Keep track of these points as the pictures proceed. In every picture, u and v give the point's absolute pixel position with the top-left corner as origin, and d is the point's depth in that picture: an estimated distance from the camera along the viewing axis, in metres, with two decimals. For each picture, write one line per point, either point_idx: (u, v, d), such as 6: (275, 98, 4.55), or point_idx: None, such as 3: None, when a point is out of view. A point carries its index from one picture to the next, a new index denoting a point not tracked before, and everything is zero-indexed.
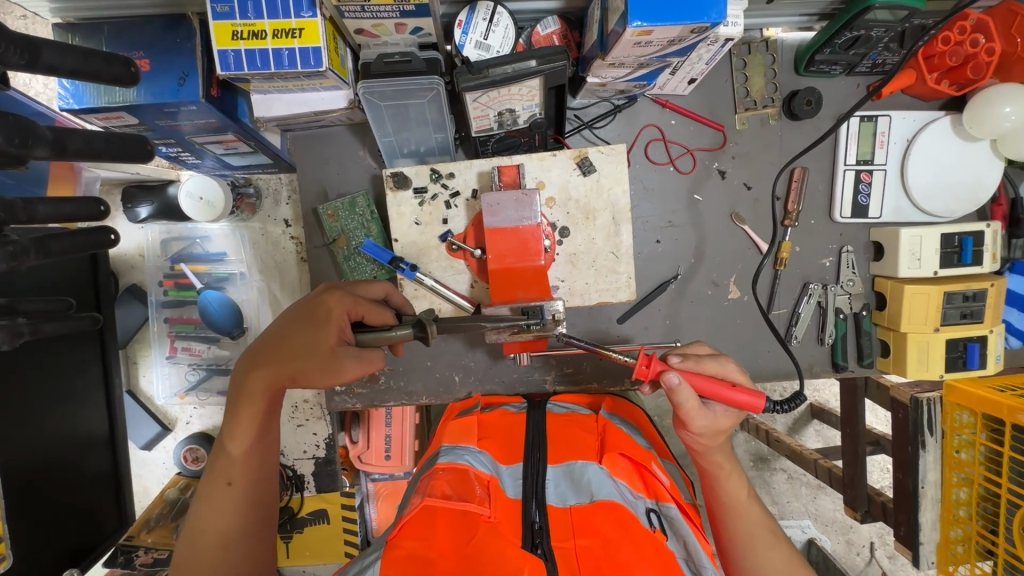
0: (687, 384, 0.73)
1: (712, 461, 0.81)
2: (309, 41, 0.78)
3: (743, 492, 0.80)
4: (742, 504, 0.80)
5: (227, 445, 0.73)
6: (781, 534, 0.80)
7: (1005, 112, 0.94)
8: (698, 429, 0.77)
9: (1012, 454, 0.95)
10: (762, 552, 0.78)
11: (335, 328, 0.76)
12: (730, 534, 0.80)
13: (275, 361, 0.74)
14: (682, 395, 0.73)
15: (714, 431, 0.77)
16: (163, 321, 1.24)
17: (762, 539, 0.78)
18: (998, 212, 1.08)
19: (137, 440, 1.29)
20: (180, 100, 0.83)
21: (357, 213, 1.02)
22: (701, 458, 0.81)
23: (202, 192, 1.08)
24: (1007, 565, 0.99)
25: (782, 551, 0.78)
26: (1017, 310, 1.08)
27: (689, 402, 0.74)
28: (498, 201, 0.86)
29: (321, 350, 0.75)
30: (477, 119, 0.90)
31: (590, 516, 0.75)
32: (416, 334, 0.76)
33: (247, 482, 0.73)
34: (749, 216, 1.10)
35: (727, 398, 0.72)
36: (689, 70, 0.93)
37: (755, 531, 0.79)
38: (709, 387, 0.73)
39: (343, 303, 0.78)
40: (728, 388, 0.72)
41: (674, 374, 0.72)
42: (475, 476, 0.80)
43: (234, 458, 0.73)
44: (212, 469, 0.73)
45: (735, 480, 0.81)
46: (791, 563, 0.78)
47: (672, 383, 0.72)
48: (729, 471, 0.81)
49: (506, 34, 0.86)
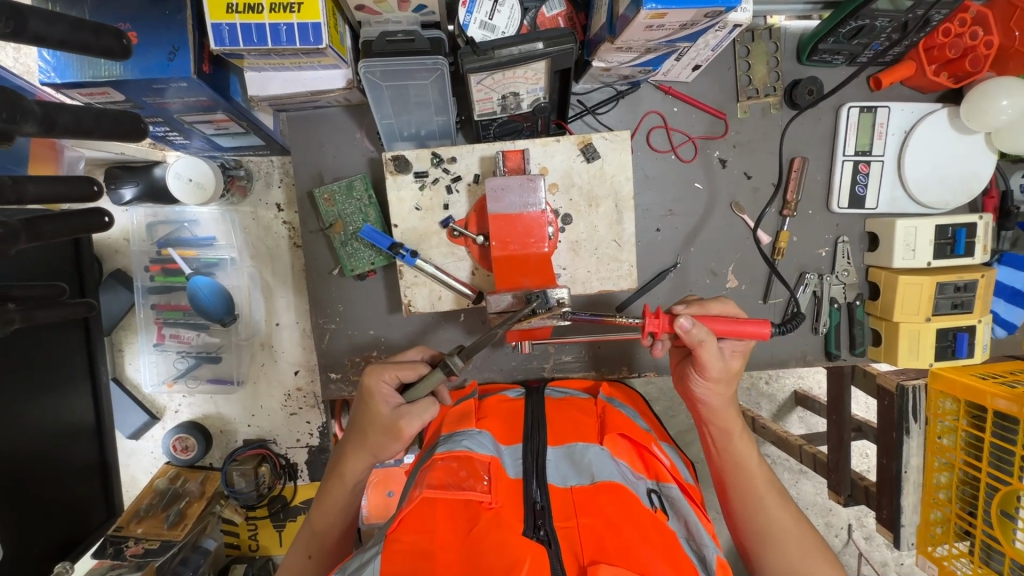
0: (700, 325, 0.74)
1: (725, 417, 0.84)
2: (308, 16, 0.74)
3: (755, 456, 0.83)
4: (751, 465, 0.82)
5: (313, 519, 0.85)
6: (788, 497, 0.81)
7: (1002, 105, 0.95)
8: (714, 373, 0.79)
9: (993, 439, 0.99)
10: (772, 510, 0.79)
11: (379, 403, 0.79)
12: (739, 496, 0.81)
13: (353, 448, 0.83)
14: (698, 334, 0.74)
15: (727, 375, 0.80)
16: (150, 307, 1.20)
17: (771, 499, 0.80)
18: (989, 204, 1.10)
19: (124, 430, 1.25)
20: (171, 76, 0.80)
21: (355, 197, 0.99)
22: (713, 408, 0.84)
23: (192, 173, 1.04)
24: (983, 545, 1.03)
25: (791, 510, 0.79)
26: (1003, 300, 1.11)
27: (705, 340, 0.75)
28: (503, 186, 0.84)
29: (376, 428, 0.79)
30: (481, 102, 0.88)
31: (593, 498, 0.75)
32: (448, 372, 0.77)
33: (323, 557, 0.84)
34: (749, 205, 1.10)
35: (740, 330, 0.74)
36: (694, 56, 0.92)
37: (763, 490, 0.80)
38: (720, 325, 0.75)
39: (381, 376, 0.81)
40: (739, 321, 0.74)
41: (686, 318, 0.73)
42: (475, 458, 0.79)
43: (316, 533, 0.85)
44: (299, 541, 0.85)
45: (745, 442, 0.84)
46: (800, 522, 0.78)
47: (687, 326, 0.73)
48: (740, 432, 0.85)
49: (512, 14, 0.84)
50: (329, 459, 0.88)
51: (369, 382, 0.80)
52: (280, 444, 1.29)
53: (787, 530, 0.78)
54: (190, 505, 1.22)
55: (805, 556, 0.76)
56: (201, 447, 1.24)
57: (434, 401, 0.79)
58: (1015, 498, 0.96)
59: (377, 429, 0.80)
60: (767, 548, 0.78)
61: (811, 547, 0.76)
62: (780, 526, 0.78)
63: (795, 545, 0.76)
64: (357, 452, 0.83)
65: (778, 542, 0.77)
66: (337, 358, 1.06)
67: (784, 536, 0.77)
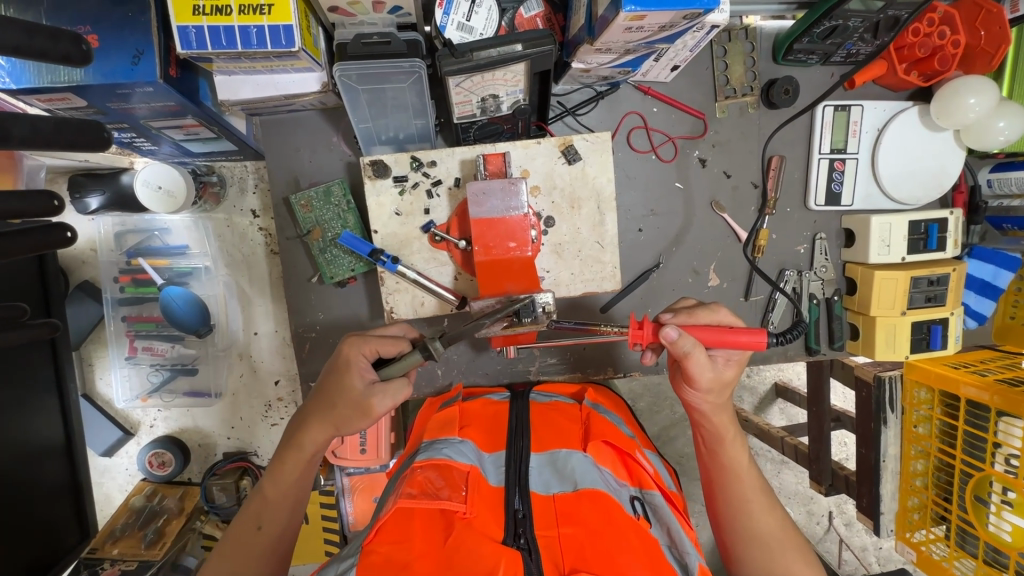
0: (688, 334, 0.71)
1: (715, 423, 0.80)
2: (279, 18, 0.72)
3: (745, 459, 0.81)
4: (742, 468, 0.80)
5: (266, 487, 0.77)
6: (774, 499, 0.80)
7: (970, 103, 0.97)
8: (705, 385, 0.75)
9: (966, 427, 1.01)
10: (757, 513, 0.78)
11: (358, 372, 0.74)
12: (724, 497, 0.80)
13: (317, 411, 0.76)
14: (685, 344, 0.71)
15: (720, 384, 0.76)
16: (121, 320, 1.16)
17: (757, 503, 0.78)
18: (959, 199, 1.13)
19: (96, 447, 1.20)
20: (135, 81, 0.76)
21: (333, 203, 0.97)
22: (707, 417, 0.80)
23: (160, 180, 1.00)
24: (958, 529, 1.06)
25: (777, 514, 0.78)
26: (974, 293, 1.14)
27: (695, 351, 0.72)
28: (484, 189, 0.83)
29: (351, 395, 0.74)
30: (460, 105, 0.87)
31: (575, 504, 0.74)
32: (427, 355, 0.75)
33: (274, 532, 0.75)
34: (728, 204, 1.11)
35: (732, 342, 0.71)
36: (673, 56, 0.92)
37: (749, 493, 0.79)
38: (714, 337, 0.71)
39: (359, 347, 0.77)
40: (730, 331, 0.70)
41: (671, 328, 0.71)
42: (453, 467, 0.77)
43: (269, 503, 0.76)
44: (246, 510, 0.76)
45: (738, 445, 0.81)
46: (785, 526, 0.78)
47: (672, 337, 0.71)
48: (733, 436, 0.81)
49: (489, 16, 0.82)
50: (289, 425, 0.79)
51: (346, 352, 0.76)
52: (262, 456, 1.26)
53: (769, 533, 0.77)
54: (170, 522, 1.17)
55: (784, 557, 0.75)
56: (179, 462, 1.20)
57: (408, 382, 0.76)
58: (988, 482, 0.99)
59: (347, 402, 0.74)
60: (746, 548, 0.77)
61: (794, 552, 0.76)
62: (764, 530, 0.77)
63: (779, 549, 0.76)
64: (321, 416, 0.76)
65: (760, 545, 0.76)
66: (319, 368, 1.05)
67: (767, 539, 0.76)
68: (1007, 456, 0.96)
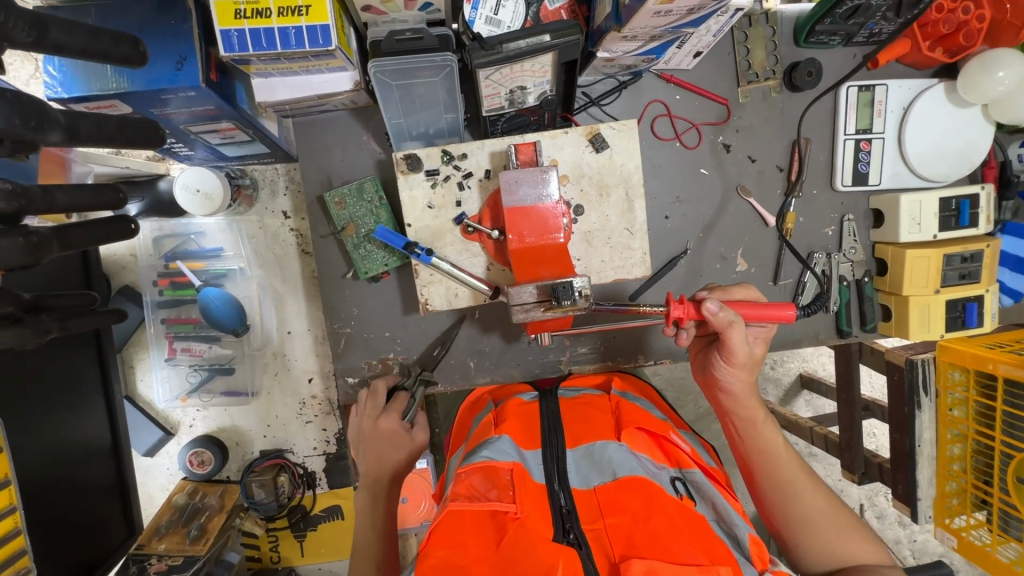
0: (729, 309, 0.72)
1: (748, 405, 0.81)
2: (317, 19, 0.74)
3: (780, 440, 0.80)
4: (779, 449, 0.79)
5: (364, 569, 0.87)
6: (817, 479, 0.78)
7: (998, 77, 0.97)
8: (739, 360, 0.77)
9: (1005, 407, 0.99)
10: (804, 493, 0.75)
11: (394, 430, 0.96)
12: (768, 481, 0.78)
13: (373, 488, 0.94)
14: (725, 319, 0.72)
15: (751, 361, 0.78)
16: (160, 322, 1.19)
17: (802, 482, 0.76)
18: (989, 175, 1.12)
19: (138, 447, 1.24)
20: (179, 86, 0.79)
21: (366, 199, 0.99)
22: (736, 397, 0.81)
23: (199, 183, 1.03)
24: (1001, 513, 1.04)
25: (823, 493, 0.76)
26: (1009, 270, 1.13)
27: (734, 327, 0.72)
28: (516, 179, 0.84)
29: (394, 448, 0.96)
30: (489, 98, 0.89)
31: (616, 494, 0.75)
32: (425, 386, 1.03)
33: None
34: (754, 188, 1.11)
35: (766, 316, 0.73)
36: (696, 42, 0.93)
37: (792, 474, 0.77)
38: (752, 312, 0.73)
39: (384, 414, 0.97)
40: (765, 305, 0.72)
41: (713, 302, 0.71)
42: (497, 467, 0.78)
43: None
44: None
45: (771, 426, 0.81)
46: (832, 503, 0.75)
47: (714, 311, 0.71)
48: (765, 418, 0.81)
49: (517, 9, 0.84)
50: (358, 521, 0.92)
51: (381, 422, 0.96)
52: (297, 453, 1.29)
53: (819, 512, 0.74)
54: (211, 520, 1.17)
55: (844, 539, 0.72)
56: (218, 460, 1.23)
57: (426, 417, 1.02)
58: None
59: (393, 455, 0.95)
60: (799, 530, 0.74)
61: (849, 529, 0.73)
62: (814, 509, 0.74)
63: (832, 527, 0.73)
64: (377, 489, 0.93)
65: (812, 525, 0.73)
66: (354, 362, 1.07)
67: (818, 518, 0.73)
68: None
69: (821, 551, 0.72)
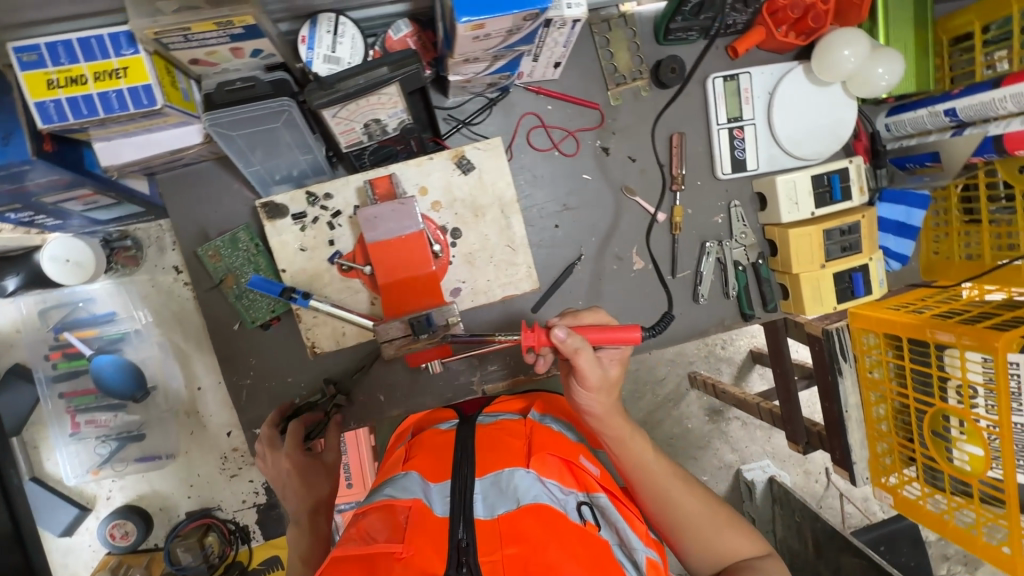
0: (575, 334, 0.72)
1: (612, 426, 0.81)
2: (136, 80, 0.72)
3: (649, 451, 0.82)
4: (650, 462, 0.82)
5: None
6: (688, 478, 0.83)
7: (845, 55, 1.00)
8: (595, 384, 0.75)
9: (914, 363, 1.02)
10: (680, 500, 0.80)
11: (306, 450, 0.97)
12: (648, 497, 0.81)
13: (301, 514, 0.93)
14: (574, 343, 0.72)
15: (608, 383, 0.77)
16: (58, 397, 1.15)
17: (676, 489, 0.81)
18: (860, 147, 1.17)
19: (54, 528, 1.19)
20: (9, 162, 0.72)
21: (241, 249, 0.98)
22: (600, 419, 0.81)
23: (68, 253, 1.00)
24: (927, 468, 1.05)
25: (696, 492, 0.81)
26: (892, 235, 1.17)
27: (583, 348, 0.72)
28: (376, 214, 0.83)
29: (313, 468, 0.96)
30: (345, 134, 0.88)
31: (519, 521, 0.69)
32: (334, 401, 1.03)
33: None
34: (639, 187, 1.13)
35: (612, 338, 0.73)
36: (550, 54, 0.94)
37: (665, 483, 0.81)
38: (600, 336, 0.74)
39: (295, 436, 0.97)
40: (615, 328, 0.73)
41: (560, 328, 0.72)
42: (396, 505, 0.73)
43: None
44: None
45: (639, 441, 0.83)
46: (704, 499, 0.81)
47: (561, 337, 0.72)
48: (632, 433, 0.83)
49: (355, 44, 0.83)
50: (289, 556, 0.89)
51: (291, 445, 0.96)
52: (226, 509, 1.25)
53: (695, 513, 0.80)
54: None
55: (720, 534, 0.79)
56: (141, 530, 1.20)
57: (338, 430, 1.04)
58: (943, 417, 0.99)
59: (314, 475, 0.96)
60: (683, 535, 0.80)
61: (722, 521, 0.80)
62: (690, 514, 0.79)
63: (708, 524, 0.79)
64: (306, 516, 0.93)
65: (693, 529, 0.79)
66: (260, 413, 1.04)
67: (696, 520, 0.79)
68: (957, 388, 0.97)
69: (705, 549, 0.79)
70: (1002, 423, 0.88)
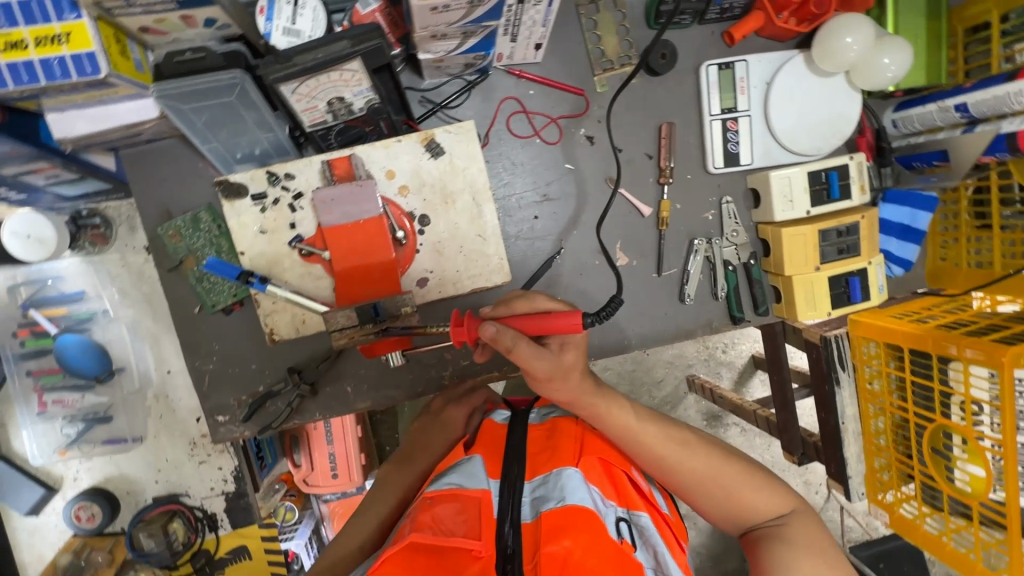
0: (506, 327, 0.67)
1: (589, 404, 0.75)
2: (80, 46, 0.68)
3: (631, 419, 0.77)
4: (639, 430, 0.77)
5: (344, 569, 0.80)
6: (687, 438, 0.79)
7: (846, 43, 0.93)
8: (544, 376, 0.70)
9: (915, 376, 0.95)
10: (682, 464, 0.77)
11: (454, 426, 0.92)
12: (647, 464, 0.77)
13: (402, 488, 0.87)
14: (506, 339, 0.67)
15: (562, 371, 0.70)
16: (25, 376, 1.13)
17: (673, 454, 0.77)
18: (863, 143, 1.10)
19: (20, 507, 1.18)
20: None
21: (202, 229, 0.95)
22: (573, 403, 0.75)
23: (29, 229, 1.00)
24: (924, 486, 0.98)
25: (699, 451, 0.78)
26: (896, 238, 1.09)
27: (518, 344, 0.67)
28: (332, 198, 0.85)
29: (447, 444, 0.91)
30: (307, 112, 0.83)
31: (561, 524, 0.61)
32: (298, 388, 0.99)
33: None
34: (625, 178, 1.07)
35: (551, 327, 0.68)
36: (529, 34, 0.89)
37: (663, 450, 0.77)
38: (531, 325, 0.69)
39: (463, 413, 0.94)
40: (545, 316, 0.68)
41: (488, 323, 0.67)
42: (461, 493, 0.67)
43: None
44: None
45: (624, 409, 0.77)
46: (709, 457, 0.78)
47: (491, 332, 0.67)
48: (608, 405, 0.76)
49: (316, 16, 0.79)
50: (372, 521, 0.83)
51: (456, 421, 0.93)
52: (194, 495, 1.23)
53: (700, 474, 0.77)
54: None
55: (733, 488, 0.77)
56: (105, 513, 1.17)
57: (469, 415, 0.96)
58: (944, 433, 0.91)
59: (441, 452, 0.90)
60: (697, 493, 0.78)
61: (733, 475, 0.77)
62: (697, 474, 0.77)
63: (716, 482, 0.77)
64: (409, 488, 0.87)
65: (704, 488, 0.77)
66: (223, 400, 1.00)
67: (706, 479, 0.77)
68: (960, 404, 0.89)
69: (724, 504, 0.77)
70: (1004, 442, 0.81)
